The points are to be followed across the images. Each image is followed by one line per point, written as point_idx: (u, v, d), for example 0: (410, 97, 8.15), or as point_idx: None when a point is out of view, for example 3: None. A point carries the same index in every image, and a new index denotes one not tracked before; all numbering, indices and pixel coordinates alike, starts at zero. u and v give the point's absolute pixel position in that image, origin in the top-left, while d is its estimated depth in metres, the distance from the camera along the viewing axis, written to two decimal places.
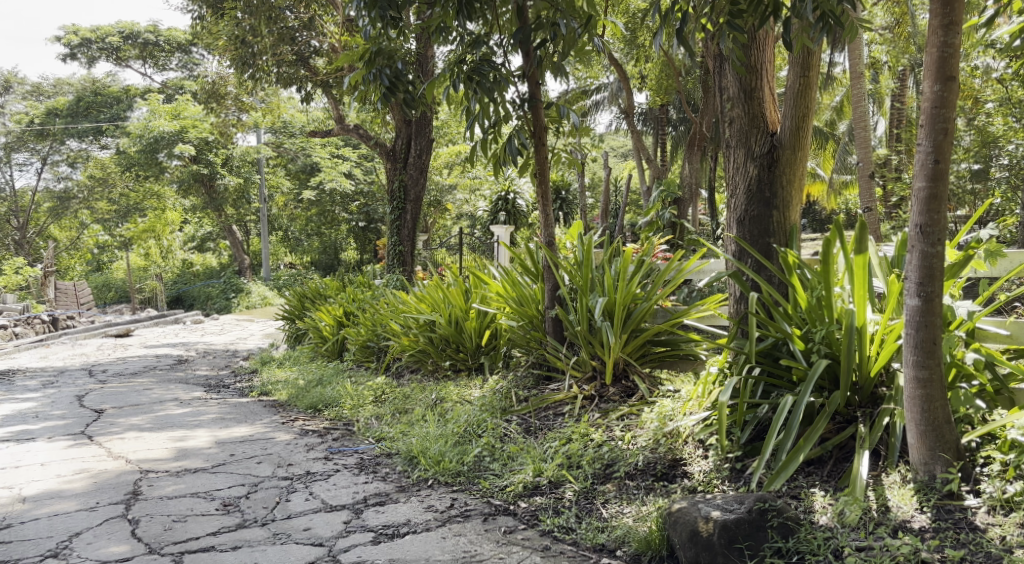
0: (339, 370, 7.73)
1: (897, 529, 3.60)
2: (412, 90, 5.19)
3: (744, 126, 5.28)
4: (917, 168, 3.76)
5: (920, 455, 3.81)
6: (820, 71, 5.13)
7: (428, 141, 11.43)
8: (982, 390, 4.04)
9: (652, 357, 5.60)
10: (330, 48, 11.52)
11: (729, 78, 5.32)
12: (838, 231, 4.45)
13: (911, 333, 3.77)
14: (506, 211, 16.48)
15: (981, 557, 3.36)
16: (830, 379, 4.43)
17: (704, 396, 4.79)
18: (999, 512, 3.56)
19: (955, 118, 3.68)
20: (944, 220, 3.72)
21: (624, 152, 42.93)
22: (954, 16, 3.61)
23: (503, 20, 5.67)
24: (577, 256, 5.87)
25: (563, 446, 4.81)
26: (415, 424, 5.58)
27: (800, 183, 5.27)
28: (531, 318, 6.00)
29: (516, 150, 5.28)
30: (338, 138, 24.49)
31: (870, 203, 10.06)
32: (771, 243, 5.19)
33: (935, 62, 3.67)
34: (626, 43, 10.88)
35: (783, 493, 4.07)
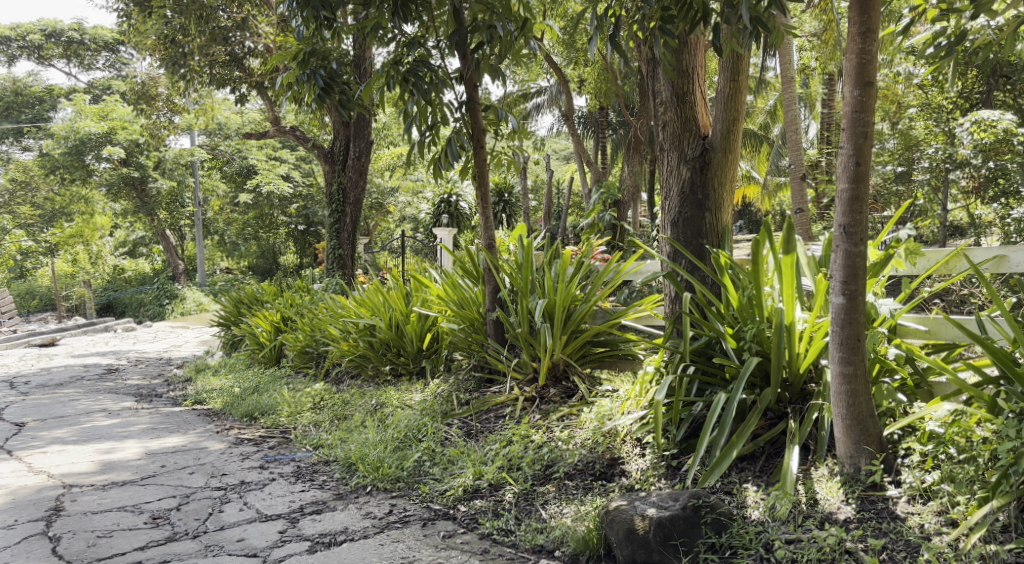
0: (276, 376, 7.62)
1: (823, 521, 3.70)
2: (348, 91, 5.14)
3: (677, 130, 5.37)
4: (840, 170, 3.88)
5: (846, 449, 3.93)
6: (750, 75, 5.23)
7: (367, 143, 11.36)
8: (904, 384, 4.19)
9: (592, 357, 5.67)
10: (265, 49, 11.39)
11: (662, 82, 5.42)
12: (767, 232, 4.57)
13: (836, 330, 3.88)
14: (448, 213, 16.47)
15: (902, 546, 3.47)
16: (761, 376, 4.53)
17: (642, 395, 4.86)
18: (918, 501, 3.67)
19: (874, 121, 3.81)
20: (866, 220, 3.84)
21: (566, 154, 43.22)
22: (871, 23, 3.74)
23: (440, 22, 5.65)
24: (518, 258, 5.89)
25: (503, 449, 4.83)
26: (354, 430, 5.53)
27: (731, 185, 5.38)
28: (472, 321, 5.99)
29: (456, 153, 5.25)
30: (275, 140, 24.15)
31: (802, 204, 10.26)
32: (704, 244, 5.29)
33: (855, 68, 3.80)
34: (563, 47, 10.97)
35: (716, 489, 4.16)
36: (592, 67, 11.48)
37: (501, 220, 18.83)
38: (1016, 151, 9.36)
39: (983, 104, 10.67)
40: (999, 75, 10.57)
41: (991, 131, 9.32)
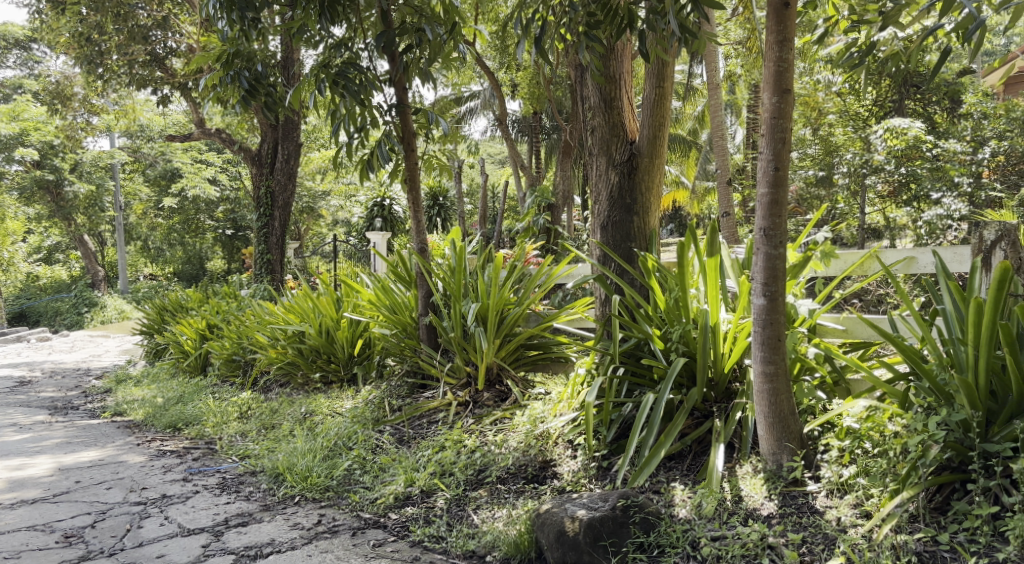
0: (202, 386, 7.45)
1: (747, 517, 3.79)
2: (273, 94, 5.05)
3: (606, 135, 5.44)
4: (759, 175, 3.99)
5: (768, 446, 4.04)
6: (675, 81, 5.31)
7: (296, 146, 11.19)
8: (823, 381, 4.33)
9: (525, 360, 5.70)
10: (188, 48, 11.19)
11: (589, 88, 5.49)
12: (692, 235, 4.67)
13: (758, 330, 3.99)
14: (382, 217, 16.34)
15: (821, 539, 3.57)
16: (688, 376, 4.62)
17: (574, 397, 4.90)
18: (836, 494, 3.78)
19: (792, 128, 3.92)
20: (785, 224, 3.95)
21: (500, 159, 43.41)
22: (787, 32, 3.85)
23: (368, 24, 5.59)
24: (450, 262, 5.88)
25: (436, 455, 4.81)
26: (283, 439, 5.45)
27: (659, 189, 5.48)
28: (405, 325, 5.94)
29: (387, 155, 5.19)
30: (201, 142, 23.61)
31: (728, 208, 10.45)
32: (633, 248, 5.37)
33: (773, 76, 3.91)
34: (495, 51, 10.99)
35: (645, 489, 4.22)
36: (523, 72, 11.52)
37: (435, 223, 18.76)
38: (926, 157, 9.77)
39: (895, 113, 11.06)
40: (910, 85, 10.96)
41: (903, 139, 9.75)
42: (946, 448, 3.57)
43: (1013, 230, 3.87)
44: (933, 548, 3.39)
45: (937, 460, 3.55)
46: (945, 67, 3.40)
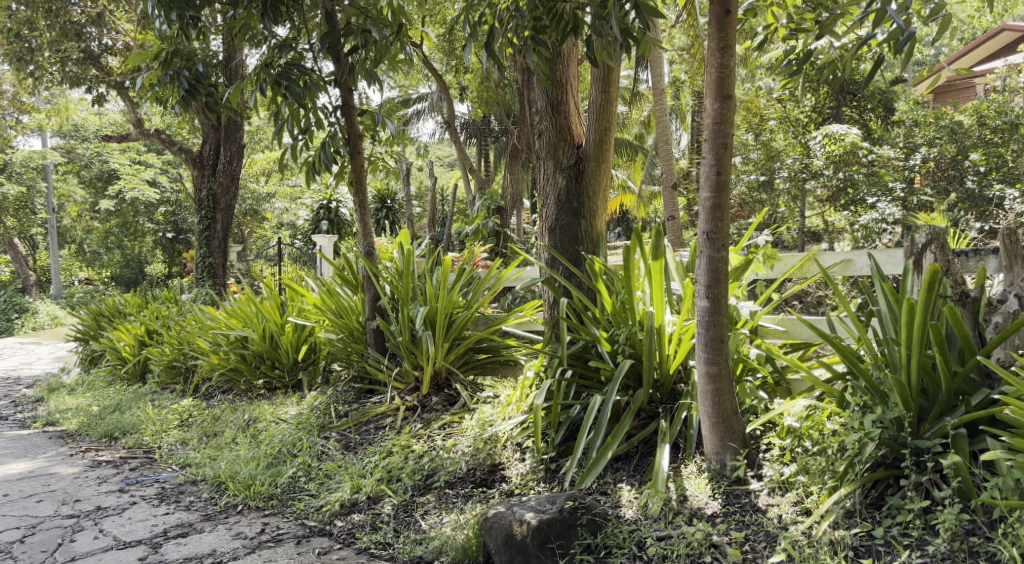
0: (140, 393, 7.29)
1: (692, 517, 3.84)
2: (214, 94, 4.96)
3: (553, 139, 5.48)
4: (702, 179, 4.06)
5: (712, 446, 4.11)
6: (620, 86, 5.37)
7: (238, 147, 11.04)
8: (764, 381, 4.43)
9: (474, 364, 5.70)
10: (124, 46, 11.04)
11: (536, 92, 5.52)
12: (638, 238, 4.72)
13: (702, 331, 4.05)
14: (328, 220, 16.17)
15: (762, 537, 3.65)
16: (634, 378, 4.67)
17: (522, 400, 4.92)
18: (778, 493, 3.86)
19: (733, 133, 4.00)
20: (727, 227, 4.02)
21: (449, 161, 43.33)
22: (728, 39, 3.93)
23: (312, 24, 5.53)
24: (398, 265, 5.85)
25: (383, 460, 4.78)
26: (225, 447, 5.36)
27: (605, 193, 5.53)
28: (351, 330, 5.84)
29: (331, 157, 5.13)
30: (140, 143, 23.12)
31: (673, 211, 10.55)
32: (580, 250, 5.41)
33: (715, 82, 3.98)
34: (442, 54, 10.98)
35: (593, 490, 4.26)
36: (471, 74, 11.51)
37: (383, 227, 18.63)
38: (863, 163, 10.02)
39: (833, 119, 11.42)
40: (847, 92, 11.46)
41: (840, 144, 10.05)
42: (880, 445, 3.67)
43: (943, 233, 3.97)
44: (869, 542, 3.47)
45: (873, 457, 3.65)
46: (879, 75, 3.49)
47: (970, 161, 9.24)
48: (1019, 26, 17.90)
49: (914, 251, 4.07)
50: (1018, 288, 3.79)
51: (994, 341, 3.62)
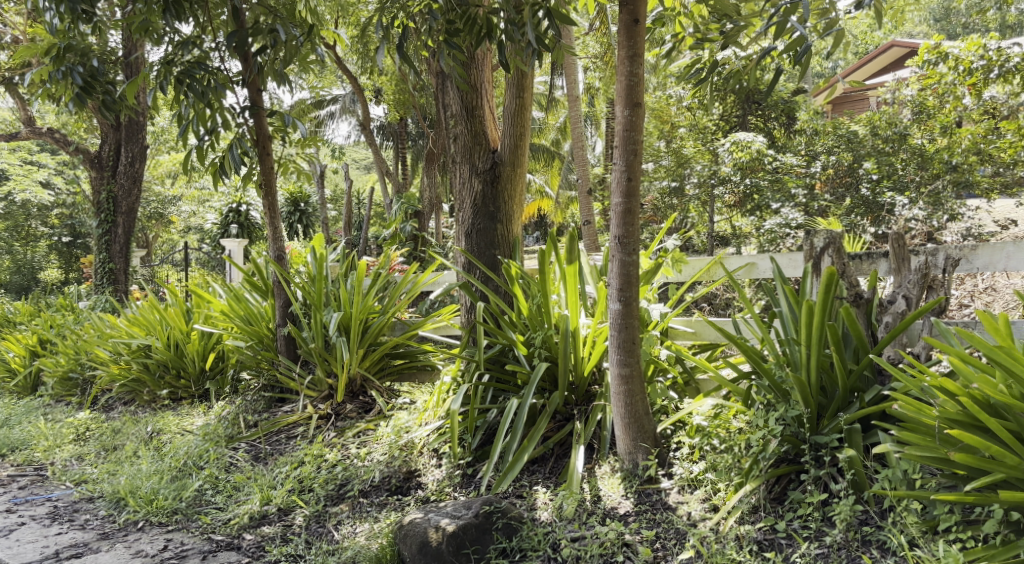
0: (32, 406, 6.97)
1: (605, 517, 3.89)
2: (111, 92, 4.73)
3: (468, 142, 5.46)
4: (614, 185, 4.11)
5: (625, 446, 4.17)
6: (535, 92, 5.38)
7: (140, 148, 10.68)
8: (675, 382, 4.54)
9: (390, 370, 5.65)
10: (14, 40, 10.59)
11: (451, 95, 5.50)
12: (552, 242, 4.76)
13: (615, 334, 4.11)
14: (237, 223, 15.77)
15: (672, 534, 3.72)
16: (550, 380, 4.70)
17: (439, 405, 4.91)
18: (687, 490, 3.94)
19: (644, 139, 4.06)
20: (638, 231, 4.08)
21: (365, 164, 42.97)
22: (637, 48, 4.00)
23: (218, 22, 5.38)
24: (310, 271, 5.73)
25: (294, 471, 4.67)
26: (125, 461, 5.16)
27: (521, 197, 5.55)
28: (261, 337, 5.73)
29: (240, 159, 4.91)
30: (33, 142, 22.13)
31: (588, 216, 10.63)
32: (496, 255, 5.41)
33: (625, 90, 4.04)
34: (355, 56, 10.86)
35: (509, 493, 4.26)
36: (386, 77, 11.42)
37: (296, 230, 18.24)
38: (768, 169, 10.31)
39: (740, 127, 11.67)
40: (751, 101, 11.55)
41: (747, 151, 10.30)
42: (784, 442, 3.77)
43: (839, 238, 4.13)
44: (772, 536, 3.57)
45: (776, 453, 3.76)
46: (781, 85, 3.61)
47: (865, 169, 9.62)
48: (907, 42, 18.84)
49: (813, 254, 4.22)
50: (905, 289, 3.95)
51: (885, 339, 3.77)
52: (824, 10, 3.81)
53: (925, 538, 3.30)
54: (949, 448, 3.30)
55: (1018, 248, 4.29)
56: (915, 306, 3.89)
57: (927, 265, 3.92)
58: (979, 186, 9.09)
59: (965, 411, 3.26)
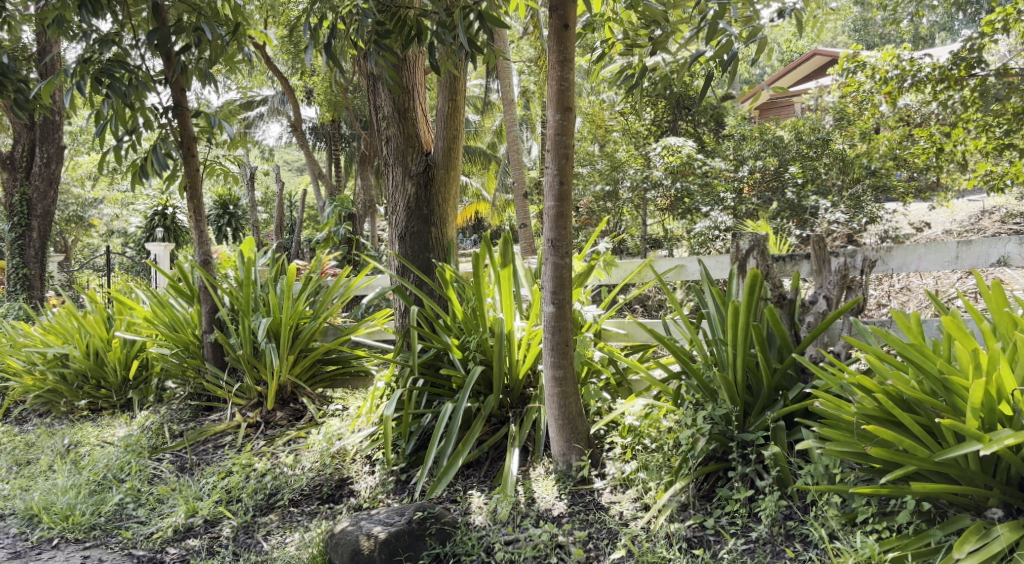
0: None
1: (539, 519, 3.89)
2: (24, 91, 4.54)
3: (400, 145, 5.40)
4: (546, 189, 4.11)
5: (559, 447, 4.18)
6: (467, 95, 5.36)
7: (57, 148, 10.32)
8: (608, 383, 4.59)
9: (323, 376, 5.55)
10: None
11: (382, 97, 5.43)
12: (487, 246, 4.75)
13: (548, 336, 4.11)
14: (163, 227, 15.40)
15: (605, 534, 3.73)
16: (484, 384, 4.68)
17: (372, 411, 4.86)
18: (620, 490, 3.97)
19: (575, 144, 4.07)
20: (571, 234, 4.09)
21: (298, 166, 42.32)
22: (567, 53, 4.00)
23: (139, 19, 5.21)
24: (238, 276, 5.60)
25: (221, 481, 4.55)
26: (41, 475, 4.95)
27: (455, 200, 5.52)
28: (187, 344, 5.58)
29: (162, 161, 4.76)
30: None
31: (524, 219, 10.61)
32: (430, 258, 5.37)
33: (556, 94, 4.04)
34: (286, 56, 10.68)
35: (442, 498, 4.23)
36: (317, 78, 11.26)
37: (226, 234, 17.84)
38: (698, 173, 10.44)
39: (671, 133, 12.13)
40: (682, 107, 12.07)
41: (677, 156, 10.44)
42: (712, 440, 3.83)
43: (763, 241, 4.20)
44: (701, 533, 3.61)
45: (704, 451, 3.81)
46: (711, 90, 3.65)
47: (790, 174, 9.88)
48: (829, 51, 19.40)
49: (739, 255, 4.29)
50: (826, 290, 4.03)
51: (808, 338, 3.85)
52: (749, 17, 3.86)
53: (845, 531, 3.37)
54: (866, 442, 3.35)
55: (928, 251, 4.47)
56: (835, 305, 3.99)
57: (846, 266, 4.01)
58: (896, 190, 9.60)
59: (881, 407, 3.33)
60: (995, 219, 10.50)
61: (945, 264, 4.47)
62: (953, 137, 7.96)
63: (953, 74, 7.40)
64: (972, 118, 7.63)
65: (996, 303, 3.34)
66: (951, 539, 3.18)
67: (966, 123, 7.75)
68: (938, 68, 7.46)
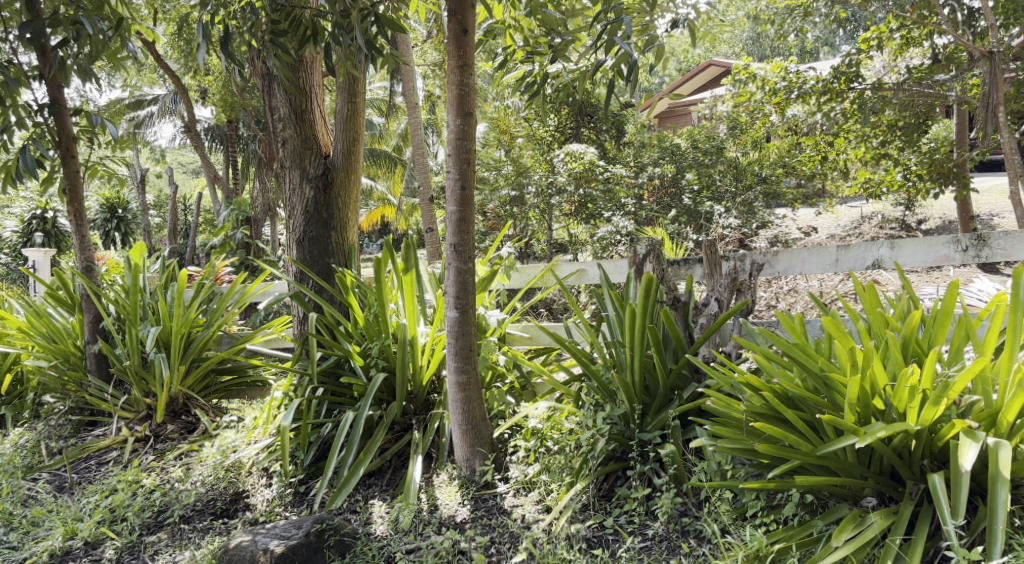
0: None
1: (441, 526, 3.83)
2: None
3: (297, 147, 5.26)
4: (447, 193, 4.06)
5: (462, 452, 4.14)
6: (367, 97, 5.26)
7: None
8: (512, 386, 4.60)
9: (217, 388, 5.37)
10: None
11: (278, 98, 5.27)
12: (389, 251, 4.67)
13: (451, 341, 4.07)
14: (43, 231, 14.69)
15: (507, 538, 3.70)
16: (387, 391, 4.60)
17: (269, 422, 4.73)
18: (522, 493, 3.97)
19: (476, 148, 4.04)
20: (473, 239, 4.06)
21: (192, 167, 41.00)
22: (467, 58, 3.98)
23: (11, 12, 4.90)
24: (124, 283, 5.35)
25: (104, 500, 4.32)
26: None
27: (355, 204, 5.42)
28: (68, 356, 5.30)
29: (35, 163, 4.48)
30: None
31: (431, 224, 10.47)
32: (330, 264, 5.25)
33: (456, 99, 4.01)
34: (178, 54, 10.31)
35: (343, 509, 4.13)
36: (212, 78, 10.92)
37: (113, 239, 17.14)
38: (600, 180, 10.44)
39: (573, 139, 12.19)
40: (585, 114, 12.16)
41: (580, 161, 10.45)
42: (611, 441, 3.86)
43: (659, 245, 4.26)
44: (600, 532, 3.62)
45: (604, 452, 3.84)
46: (611, 99, 3.67)
47: (686, 180, 10.17)
48: (723, 62, 20.00)
49: (637, 259, 4.34)
50: (717, 293, 4.11)
51: (701, 339, 3.93)
52: (643, 27, 3.92)
53: (736, 525, 3.43)
54: (755, 439, 3.43)
55: (811, 254, 4.61)
56: (726, 307, 4.07)
57: (736, 269, 4.11)
58: (785, 197, 10.16)
59: (769, 405, 3.40)
60: (873, 224, 11.07)
61: (826, 267, 4.64)
62: (836, 147, 8.37)
63: (835, 87, 7.77)
64: (852, 128, 8.01)
65: (871, 302, 3.47)
66: (831, 529, 3.28)
67: (847, 134, 8.14)
68: (821, 81, 7.80)
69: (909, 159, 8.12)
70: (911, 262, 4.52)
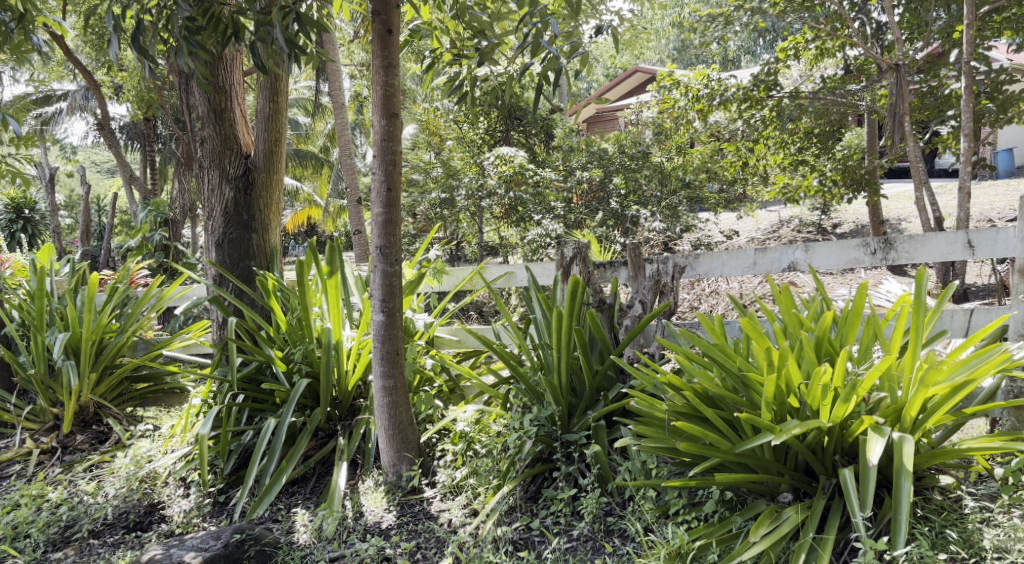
0: None
1: (366, 533, 3.75)
2: None
3: (217, 147, 5.10)
4: (373, 195, 3.98)
5: (389, 458, 4.06)
6: (289, 96, 5.15)
7: None
8: (440, 390, 4.54)
9: (132, 395, 5.17)
10: None
11: (196, 97, 5.10)
12: (312, 254, 4.57)
13: (377, 346, 3.99)
14: None
15: (433, 543, 3.64)
16: (311, 397, 4.49)
17: (186, 430, 4.58)
18: (449, 497, 3.91)
19: (401, 149, 3.97)
20: (399, 241, 3.99)
21: (108, 166, 39.68)
22: (392, 58, 3.91)
23: None
24: (31, 288, 5.12)
25: (6, 515, 4.11)
26: None
27: (277, 205, 5.29)
28: None
29: None
30: None
31: (358, 225, 10.32)
32: (251, 266, 5.11)
33: (382, 100, 3.93)
34: (91, 50, 9.93)
35: (263, 519, 4.01)
36: (128, 75, 10.54)
37: (21, 241, 16.42)
38: (529, 183, 10.42)
39: (503, 142, 11.82)
40: (515, 118, 11.88)
41: (509, 165, 10.31)
42: (538, 443, 3.83)
43: (585, 248, 4.26)
44: (527, 534, 3.59)
45: (531, 454, 3.82)
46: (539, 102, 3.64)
47: (613, 185, 10.24)
48: (649, 68, 20.28)
49: (564, 262, 4.33)
50: (641, 295, 4.12)
51: (626, 340, 3.94)
52: (568, 33, 3.92)
53: (659, 524, 3.44)
54: (677, 438, 3.44)
55: (729, 257, 4.69)
56: (650, 309, 4.08)
57: (659, 272, 4.12)
58: (708, 201, 10.33)
59: (691, 404, 3.42)
60: (792, 228, 11.35)
61: (744, 270, 4.72)
62: (756, 152, 8.36)
63: (754, 94, 7.96)
64: (771, 135, 8.20)
65: (786, 303, 3.53)
66: (749, 524, 3.32)
67: (766, 140, 8.30)
68: (741, 88, 7.96)
69: (824, 165, 8.36)
70: (824, 265, 4.56)
